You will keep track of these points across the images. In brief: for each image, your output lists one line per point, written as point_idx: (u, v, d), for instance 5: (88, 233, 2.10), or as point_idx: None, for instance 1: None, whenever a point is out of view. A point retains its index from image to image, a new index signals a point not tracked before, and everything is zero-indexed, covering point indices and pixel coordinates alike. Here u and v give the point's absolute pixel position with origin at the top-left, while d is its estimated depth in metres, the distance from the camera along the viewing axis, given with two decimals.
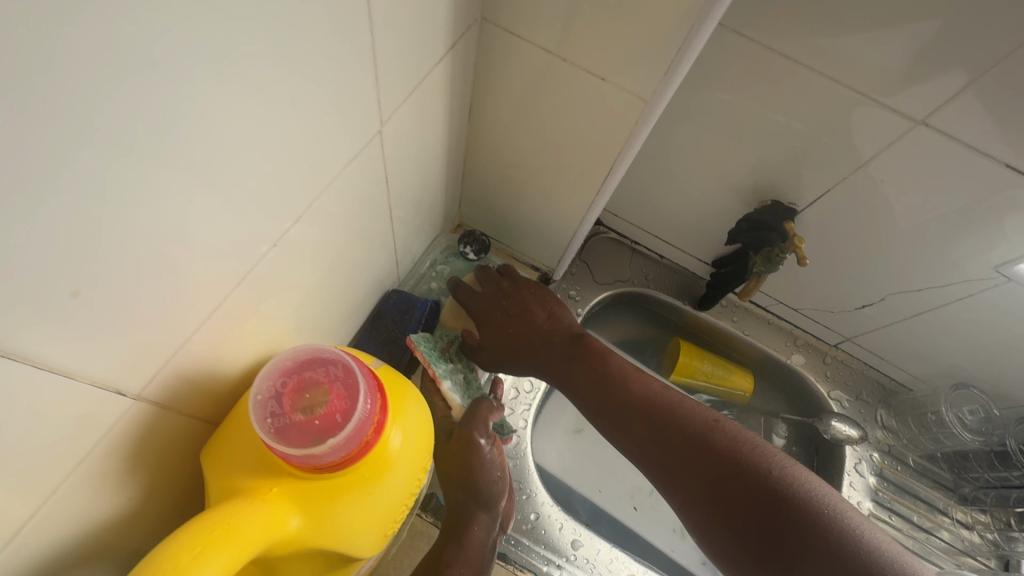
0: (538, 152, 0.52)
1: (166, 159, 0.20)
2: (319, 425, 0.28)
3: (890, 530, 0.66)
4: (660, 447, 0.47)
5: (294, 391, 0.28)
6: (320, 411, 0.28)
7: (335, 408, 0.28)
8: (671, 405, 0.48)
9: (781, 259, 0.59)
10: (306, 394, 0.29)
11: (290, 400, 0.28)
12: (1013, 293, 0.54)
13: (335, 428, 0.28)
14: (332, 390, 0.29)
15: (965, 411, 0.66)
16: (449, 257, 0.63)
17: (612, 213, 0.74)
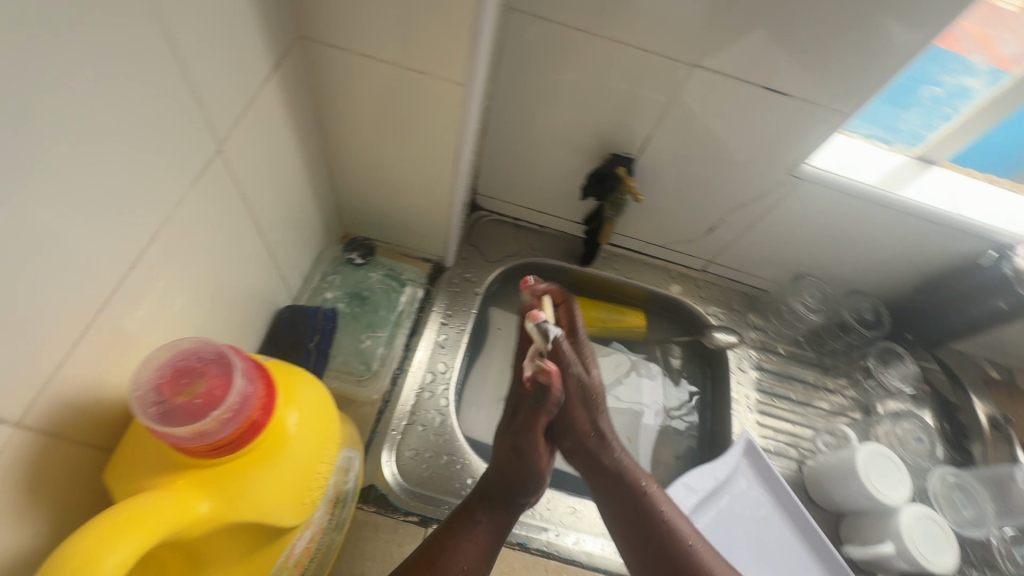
0: (392, 149, 0.56)
1: None
2: (199, 404, 0.28)
3: (777, 411, 0.77)
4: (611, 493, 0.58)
5: (172, 378, 0.29)
6: (200, 392, 0.29)
7: (215, 386, 0.29)
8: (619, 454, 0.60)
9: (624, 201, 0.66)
10: (184, 378, 0.29)
11: (169, 386, 0.28)
12: (807, 189, 0.66)
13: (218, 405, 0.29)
14: (209, 371, 0.29)
15: (807, 295, 0.80)
16: (338, 267, 0.65)
17: (488, 195, 0.81)
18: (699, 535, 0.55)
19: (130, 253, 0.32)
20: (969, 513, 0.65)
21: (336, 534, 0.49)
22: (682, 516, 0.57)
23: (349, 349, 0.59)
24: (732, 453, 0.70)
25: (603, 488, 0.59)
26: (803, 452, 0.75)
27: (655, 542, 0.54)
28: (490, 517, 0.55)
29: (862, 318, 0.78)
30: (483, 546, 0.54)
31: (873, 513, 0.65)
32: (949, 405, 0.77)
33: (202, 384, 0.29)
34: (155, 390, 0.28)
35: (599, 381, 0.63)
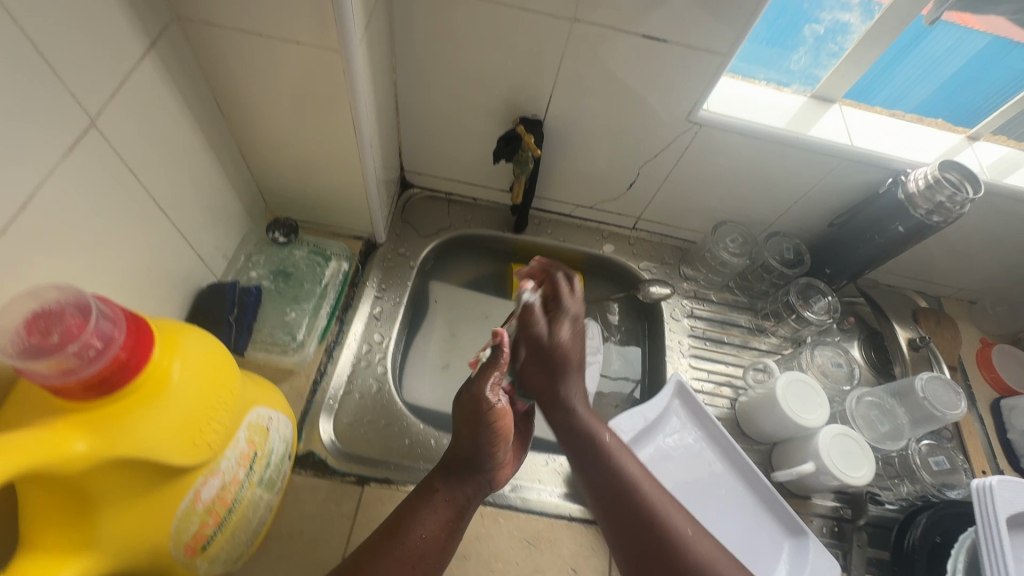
0: (294, 124, 0.58)
1: None
2: (57, 341, 0.30)
3: (710, 353, 0.80)
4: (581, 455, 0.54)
5: (32, 320, 0.31)
6: (59, 330, 0.31)
7: (74, 326, 0.31)
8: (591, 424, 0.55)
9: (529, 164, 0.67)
10: (45, 319, 0.31)
11: (29, 326, 0.31)
12: (708, 134, 0.68)
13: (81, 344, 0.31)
14: (69, 313, 0.31)
15: (728, 241, 0.81)
16: (263, 248, 0.68)
17: (416, 172, 0.83)
18: (651, 480, 0.52)
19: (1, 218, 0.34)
20: (887, 428, 0.67)
21: (266, 493, 0.51)
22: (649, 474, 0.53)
23: (275, 321, 0.62)
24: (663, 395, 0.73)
25: (572, 451, 0.55)
26: (737, 390, 0.78)
27: (620, 506, 0.51)
28: (449, 487, 0.53)
29: (784, 258, 0.80)
30: (445, 517, 0.51)
31: (799, 437, 0.69)
32: (875, 333, 0.81)
33: (61, 324, 0.31)
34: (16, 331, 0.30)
35: (572, 341, 0.57)
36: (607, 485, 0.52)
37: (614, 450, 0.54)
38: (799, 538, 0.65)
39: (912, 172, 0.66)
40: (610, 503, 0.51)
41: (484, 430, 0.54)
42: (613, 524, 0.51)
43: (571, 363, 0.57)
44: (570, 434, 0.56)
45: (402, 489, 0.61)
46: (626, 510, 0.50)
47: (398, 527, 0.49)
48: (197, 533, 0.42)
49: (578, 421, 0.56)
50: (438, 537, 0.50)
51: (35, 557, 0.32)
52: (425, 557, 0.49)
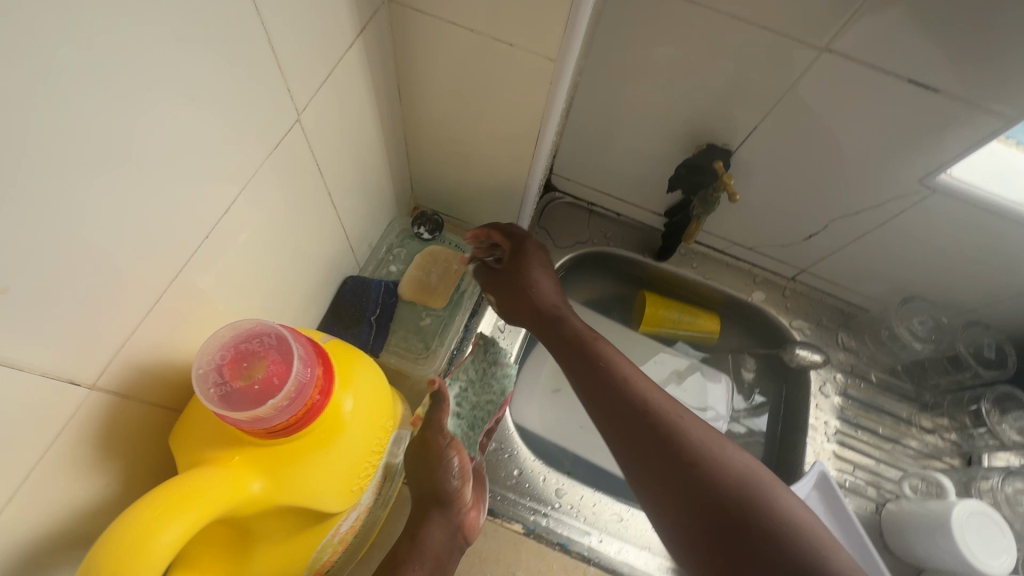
0: (472, 122, 0.53)
1: (72, 175, 0.22)
2: (257, 389, 0.28)
3: (861, 446, 0.70)
4: (631, 434, 0.43)
5: (234, 361, 0.28)
6: (258, 376, 0.28)
7: (273, 373, 0.28)
8: (615, 360, 0.48)
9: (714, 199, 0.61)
10: (245, 363, 0.28)
11: (231, 370, 0.28)
12: (938, 202, 0.56)
13: (275, 390, 0.28)
14: (269, 358, 0.29)
15: (916, 322, 0.69)
16: (405, 240, 0.64)
17: (565, 176, 0.77)
18: (737, 450, 0.42)
19: (209, 220, 0.32)
20: None
21: (378, 512, 0.49)
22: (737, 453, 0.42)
23: (410, 325, 0.59)
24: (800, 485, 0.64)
25: (614, 420, 0.45)
26: (884, 494, 0.68)
27: (630, 414, 0.44)
28: (416, 555, 0.45)
29: (981, 355, 0.67)
30: None
31: None
32: None
33: (261, 368, 0.28)
34: (218, 371, 0.27)
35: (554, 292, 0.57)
36: (617, 396, 0.45)
37: (653, 404, 0.44)
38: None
39: None
40: (623, 417, 0.44)
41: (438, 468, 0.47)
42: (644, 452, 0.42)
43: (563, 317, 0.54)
44: (598, 387, 0.47)
45: (506, 526, 0.58)
46: (646, 429, 0.43)
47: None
48: (326, 560, 0.40)
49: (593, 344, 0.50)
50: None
51: None
52: None
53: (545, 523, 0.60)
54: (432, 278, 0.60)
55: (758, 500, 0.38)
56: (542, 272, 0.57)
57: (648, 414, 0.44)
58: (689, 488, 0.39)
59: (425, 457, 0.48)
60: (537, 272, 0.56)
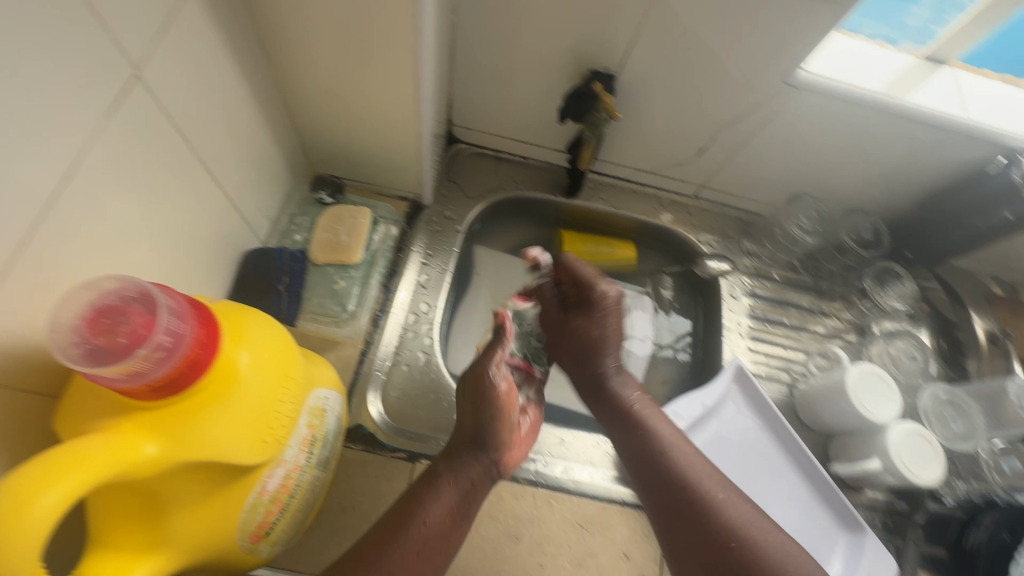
0: (349, 72, 0.52)
1: None
2: (125, 343, 0.27)
3: (772, 338, 0.76)
4: (653, 481, 0.51)
5: (92, 319, 0.27)
6: (123, 330, 0.27)
7: (140, 324, 0.28)
8: (653, 429, 0.53)
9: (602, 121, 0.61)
10: (106, 319, 0.27)
11: (90, 328, 0.27)
12: (802, 100, 0.61)
13: (146, 341, 0.28)
14: (132, 310, 0.28)
15: (803, 218, 0.75)
16: (307, 208, 0.63)
17: (465, 126, 0.76)
18: (735, 495, 0.48)
19: (46, 189, 0.30)
20: (960, 427, 0.64)
21: (321, 473, 0.50)
22: (738, 495, 0.48)
23: (323, 290, 0.57)
24: (721, 380, 0.69)
25: (633, 456, 0.53)
26: (795, 375, 0.74)
27: (645, 442, 0.53)
28: (452, 471, 0.50)
29: (860, 238, 0.75)
30: (448, 502, 0.48)
31: (863, 432, 0.65)
32: (948, 323, 0.75)
33: (125, 322, 0.28)
34: (75, 331, 0.26)
35: (508, 390, 0.54)
36: (631, 436, 0.54)
37: (668, 448, 0.52)
38: (855, 534, 0.63)
39: None
40: (637, 458, 0.52)
41: (485, 405, 0.53)
42: (659, 492, 0.50)
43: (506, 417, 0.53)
44: (637, 446, 0.53)
45: None
46: (656, 465, 0.51)
47: (403, 515, 0.46)
48: (263, 520, 0.40)
49: (609, 383, 0.57)
50: (442, 530, 0.46)
51: (105, 555, 0.30)
52: (431, 542, 0.45)
53: None
54: (339, 236, 0.60)
55: (736, 534, 0.45)
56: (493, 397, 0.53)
57: (665, 470, 0.50)
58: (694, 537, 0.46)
59: (471, 395, 0.54)
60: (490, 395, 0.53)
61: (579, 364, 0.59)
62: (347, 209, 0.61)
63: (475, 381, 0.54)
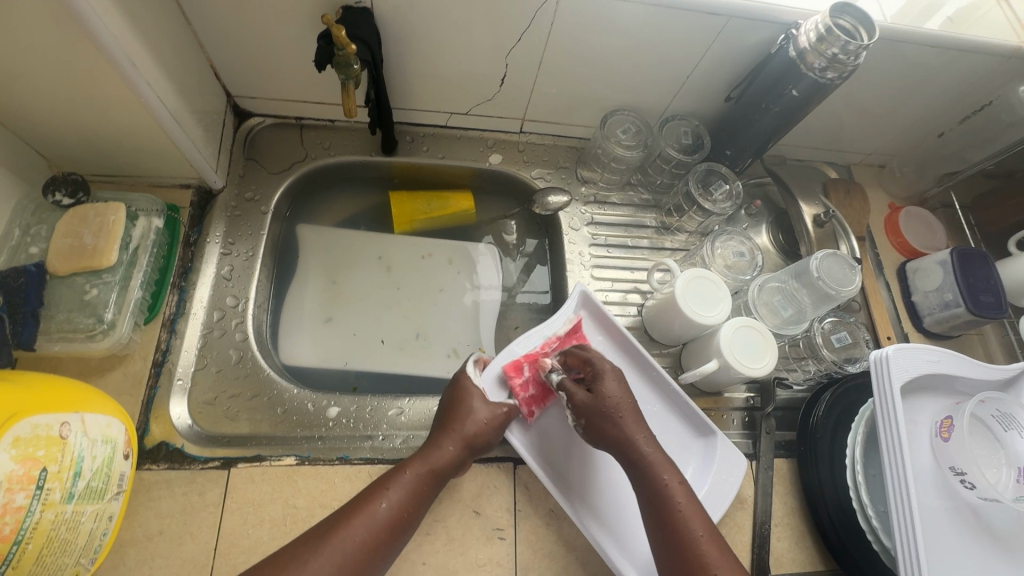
0: (9, 44, 0.43)
1: None
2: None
3: (615, 262, 0.74)
4: (655, 519, 0.48)
5: None
6: None
7: None
8: (671, 480, 0.49)
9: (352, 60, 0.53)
10: None
11: None
12: (571, 5, 0.57)
13: None
14: None
15: (620, 133, 0.72)
16: (44, 215, 0.54)
17: (248, 95, 0.69)
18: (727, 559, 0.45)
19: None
20: (789, 312, 0.64)
21: (88, 510, 0.44)
22: (723, 544, 0.46)
23: (71, 303, 0.50)
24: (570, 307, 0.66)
25: (643, 493, 0.50)
26: (645, 295, 0.73)
27: (655, 495, 0.49)
28: (425, 461, 0.51)
29: (682, 144, 0.72)
30: (408, 494, 0.48)
31: (704, 336, 0.65)
32: (783, 214, 0.78)
33: None
34: None
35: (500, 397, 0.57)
36: (639, 473, 0.50)
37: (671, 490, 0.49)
38: (707, 437, 0.63)
39: (804, 24, 0.58)
40: (647, 501, 0.49)
41: (469, 405, 0.56)
42: (662, 544, 0.47)
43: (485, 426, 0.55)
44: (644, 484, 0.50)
45: (277, 463, 0.55)
46: (666, 514, 0.48)
47: (360, 503, 0.47)
48: None
49: (643, 463, 0.50)
50: (406, 518, 0.47)
51: None
52: (375, 543, 0.45)
53: (320, 445, 0.57)
54: (85, 239, 0.52)
55: None
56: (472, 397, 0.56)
57: (676, 522, 0.47)
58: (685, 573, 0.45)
59: (479, 395, 0.57)
60: (474, 397, 0.56)
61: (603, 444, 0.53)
62: (93, 207, 0.54)
63: (464, 385, 0.58)
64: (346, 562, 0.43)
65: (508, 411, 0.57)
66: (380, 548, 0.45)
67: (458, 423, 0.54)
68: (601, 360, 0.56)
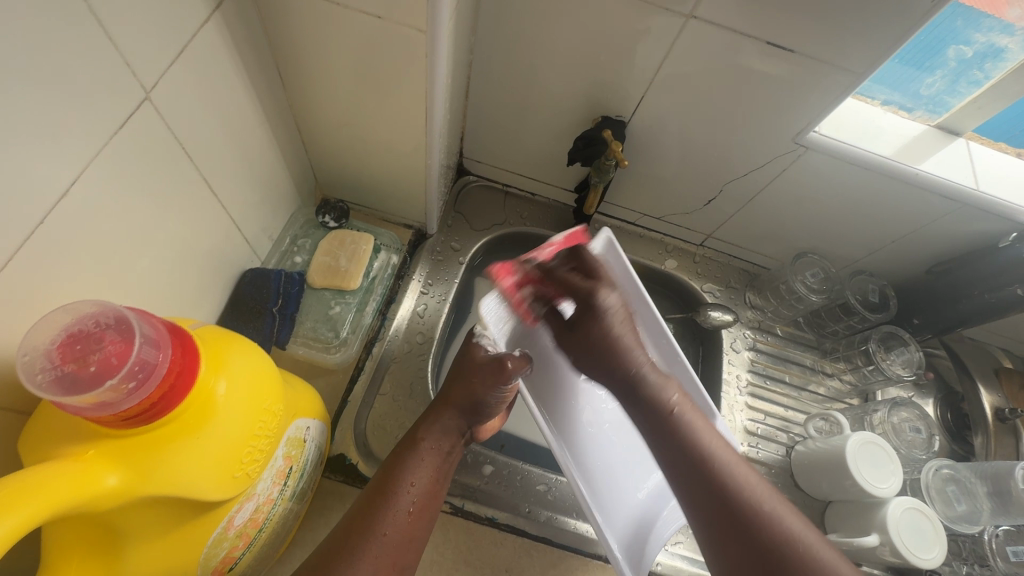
0: (364, 102, 0.52)
1: None
2: (94, 372, 0.26)
3: (771, 395, 0.75)
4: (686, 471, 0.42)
5: (68, 344, 0.27)
6: (94, 357, 0.27)
7: (112, 352, 0.27)
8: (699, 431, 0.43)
9: (610, 168, 0.63)
10: (83, 346, 0.27)
11: (63, 352, 0.26)
12: (809, 160, 0.61)
13: (116, 370, 0.27)
14: (107, 339, 0.27)
15: (808, 275, 0.74)
16: (310, 230, 0.65)
17: (475, 159, 0.77)
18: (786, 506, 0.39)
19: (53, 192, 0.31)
20: (963, 508, 0.61)
21: (296, 504, 0.48)
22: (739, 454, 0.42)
23: (318, 314, 0.60)
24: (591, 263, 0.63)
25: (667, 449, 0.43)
26: (794, 437, 0.72)
27: (670, 432, 0.43)
28: (433, 435, 0.49)
29: (867, 300, 0.73)
30: (432, 466, 0.47)
31: (859, 502, 0.63)
32: (954, 394, 0.75)
33: (98, 347, 0.27)
34: (49, 357, 0.26)
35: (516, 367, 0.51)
36: (650, 408, 0.45)
37: (676, 405, 0.44)
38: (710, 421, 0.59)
39: None
40: (658, 435, 0.44)
41: (471, 374, 0.51)
42: (679, 473, 0.42)
43: (488, 400, 0.51)
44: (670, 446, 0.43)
45: None
46: (680, 441, 0.43)
47: (386, 479, 0.45)
48: (226, 555, 0.38)
49: (645, 383, 0.46)
50: (426, 496, 0.46)
51: None
52: (414, 516, 0.44)
53: (472, 501, 0.59)
54: (339, 261, 0.61)
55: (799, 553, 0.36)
56: (472, 372, 0.52)
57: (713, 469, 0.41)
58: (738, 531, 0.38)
59: (485, 371, 0.51)
60: (478, 370, 0.51)
61: (607, 374, 0.49)
62: (350, 234, 0.63)
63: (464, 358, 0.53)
64: (383, 545, 0.41)
65: (509, 378, 0.51)
66: (414, 528, 0.44)
67: (455, 392, 0.51)
68: (600, 290, 0.50)
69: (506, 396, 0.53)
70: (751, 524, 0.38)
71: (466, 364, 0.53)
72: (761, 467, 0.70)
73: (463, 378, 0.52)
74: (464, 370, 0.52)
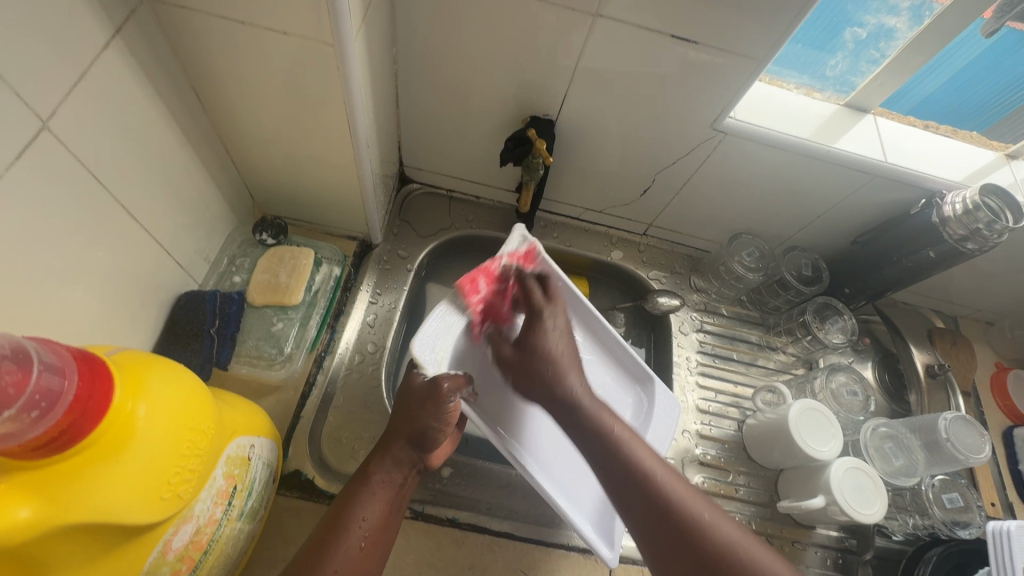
0: (287, 118, 0.53)
1: None
2: None
3: (721, 373, 0.77)
4: (615, 476, 0.45)
5: None
6: None
7: (9, 382, 0.27)
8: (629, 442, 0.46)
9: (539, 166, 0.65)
10: None
11: None
12: (731, 144, 0.64)
13: (16, 401, 0.26)
14: (0, 369, 0.27)
15: (744, 254, 0.77)
16: (249, 249, 0.64)
17: (416, 167, 0.78)
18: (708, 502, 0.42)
19: None
20: (900, 462, 0.65)
21: (249, 524, 0.48)
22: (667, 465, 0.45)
23: (260, 332, 0.60)
24: None
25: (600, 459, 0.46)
26: (745, 412, 0.75)
27: (645, 496, 0.43)
28: (385, 468, 0.49)
29: (801, 274, 0.76)
30: (383, 500, 0.47)
31: (807, 467, 0.66)
32: (891, 356, 0.79)
33: None
34: None
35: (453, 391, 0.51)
36: (627, 476, 0.44)
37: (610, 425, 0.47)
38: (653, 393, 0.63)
39: (949, 195, 0.62)
40: (600, 461, 0.46)
41: (416, 406, 0.50)
42: (617, 489, 0.44)
43: (432, 431, 0.50)
44: (606, 456, 0.46)
45: None
46: (628, 481, 0.44)
47: (338, 517, 0.45)
48: None
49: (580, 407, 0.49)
50: (379, 529, 0.46)
51: None
52: (367, 551, 0.44)
53: (432, 505, 0.60)
54: (279, 277, 0.62)
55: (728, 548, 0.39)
56: (417, 403, 0.51)
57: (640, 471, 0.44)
58: (673, 531, 0.41)
59: (424, 399, 0.50)
60: (420, 401, 0.50)
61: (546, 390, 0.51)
62: (289, 250, 0.63)
63: (408, 387, 0.52)
64: None
65: (444, 406, 0.50)
66: (365, 562, 0.44)
67: (401, 423, 0.51)
68: (553, 311, 0.56)
69: (453, 417, 0.51)
70: (691, 530, 0.40)
71: (411, 394, 0.52)
72: (715, 443, 0.73)
73: (407, 410, 0.51)
74: (410, 402, 0.51)
